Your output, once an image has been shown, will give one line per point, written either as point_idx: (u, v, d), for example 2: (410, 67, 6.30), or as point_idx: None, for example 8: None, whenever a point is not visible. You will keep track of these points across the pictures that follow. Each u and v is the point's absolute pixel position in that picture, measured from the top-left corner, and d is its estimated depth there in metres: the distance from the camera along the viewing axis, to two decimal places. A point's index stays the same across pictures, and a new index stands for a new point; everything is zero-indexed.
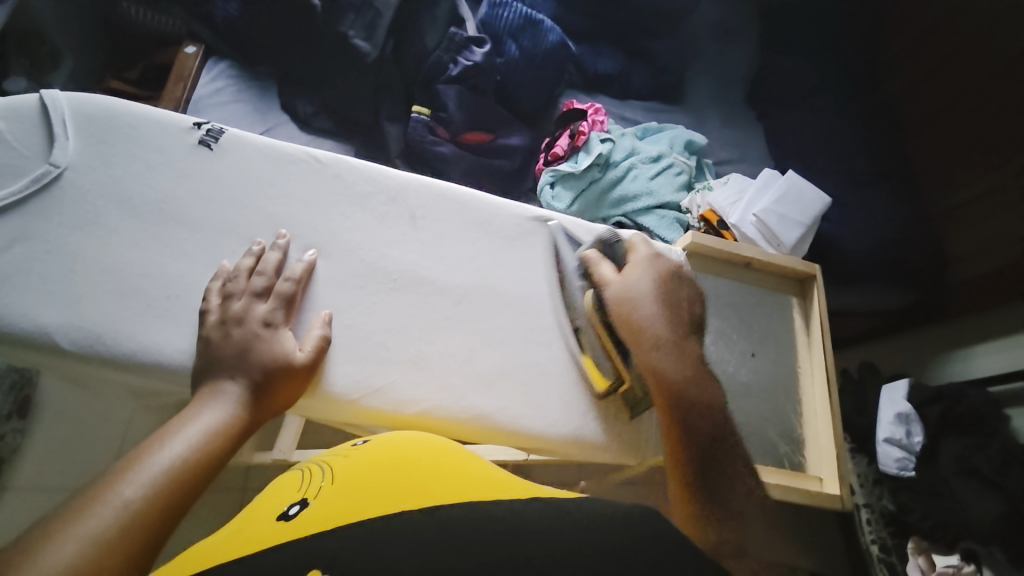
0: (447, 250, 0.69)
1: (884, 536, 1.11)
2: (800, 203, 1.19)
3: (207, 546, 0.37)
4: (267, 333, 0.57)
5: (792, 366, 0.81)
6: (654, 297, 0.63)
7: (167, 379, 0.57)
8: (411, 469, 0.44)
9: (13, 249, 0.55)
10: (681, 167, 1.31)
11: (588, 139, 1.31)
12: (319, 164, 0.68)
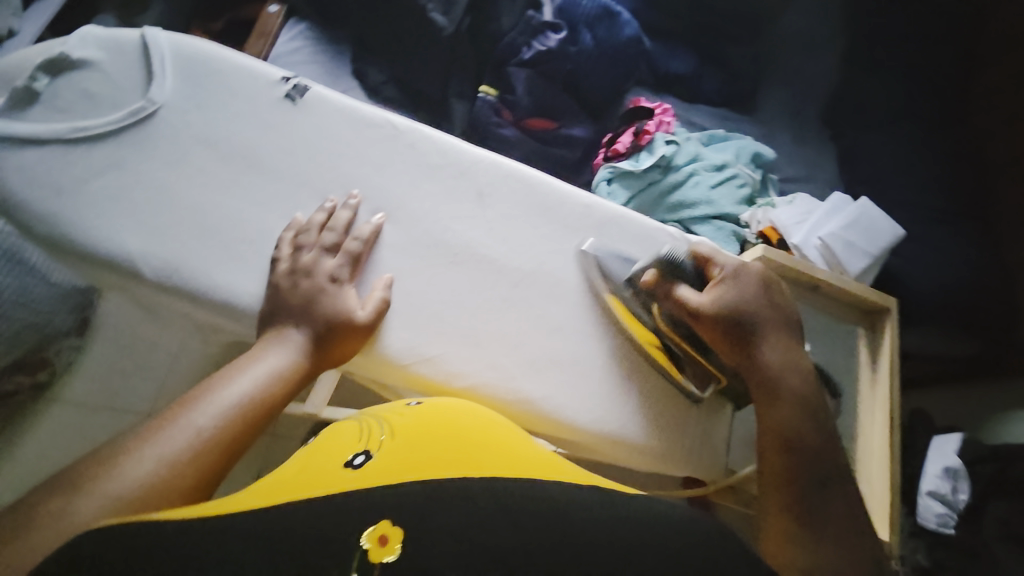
0: (512, 231, 0.68)
1: None
2: (872, 231, 1.13)
3: (273, 484, 0.38)
4: (332, 288, 0.58)
5: (851, 400, 0.77)
6: (754, 314, 0.61)
7: (232, 319, 0.59)
8: (470, 440, 0.43)
9: (106, 176, 0.58)
10: (744, 179, 1.24)
11: (653, 139, 1.26)
12: (395, 130, 0.68)
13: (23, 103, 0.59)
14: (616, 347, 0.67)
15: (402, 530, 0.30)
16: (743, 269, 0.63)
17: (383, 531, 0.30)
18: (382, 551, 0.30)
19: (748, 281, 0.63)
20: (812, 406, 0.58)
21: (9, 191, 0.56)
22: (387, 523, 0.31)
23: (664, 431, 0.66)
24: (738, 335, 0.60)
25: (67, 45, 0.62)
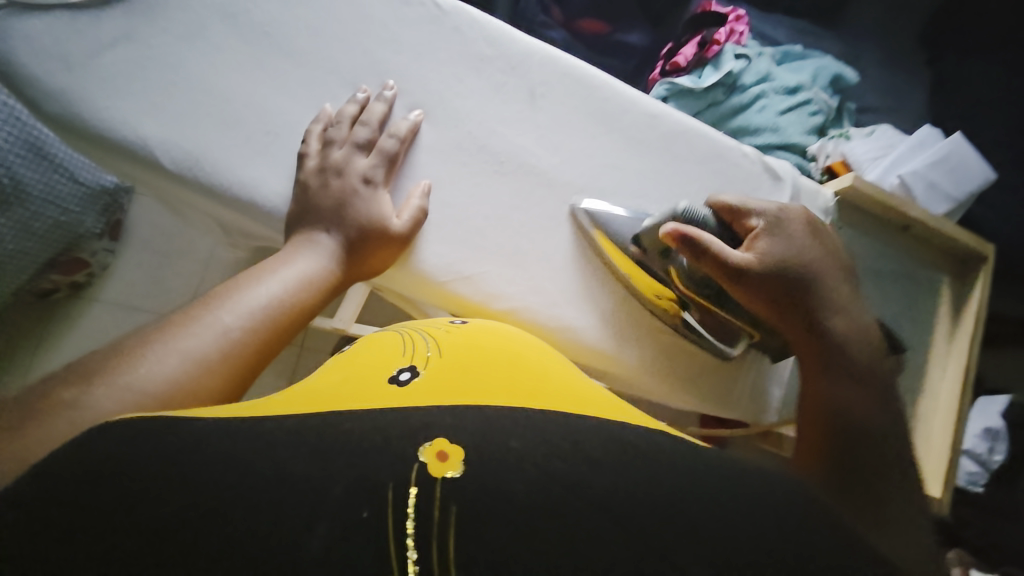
0: (565, 140, 0.60)
1: None
2: (965, 168, 0.97)
3: (315, 393, 0.39)
4: (366, 191, 0.54)
5: (922, 356, 0.71)
6: (801, 266, 0.55)
7: (259, 220, 0.55)
8: (515, 366, 0.44)
9: (116, 49, 0.51)
10: (818, 105, 1.10)
11: (721, 52, 1.10)
12: (438, 11, 0.58)
13: None
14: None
15: (462, 450, 0.31)
16: (778, 216, 0.57)
17: (442, 447, 0.31)
18: (443, 468, 0.30)
19: (790, 225, 0.56)
20: (863, 342, 0.55)
21: (13, 62, 0.50)
22: (443, 441, 0.31)
23: (711, 373, 0.62)
24: (785, 288, 0.54)
25: None
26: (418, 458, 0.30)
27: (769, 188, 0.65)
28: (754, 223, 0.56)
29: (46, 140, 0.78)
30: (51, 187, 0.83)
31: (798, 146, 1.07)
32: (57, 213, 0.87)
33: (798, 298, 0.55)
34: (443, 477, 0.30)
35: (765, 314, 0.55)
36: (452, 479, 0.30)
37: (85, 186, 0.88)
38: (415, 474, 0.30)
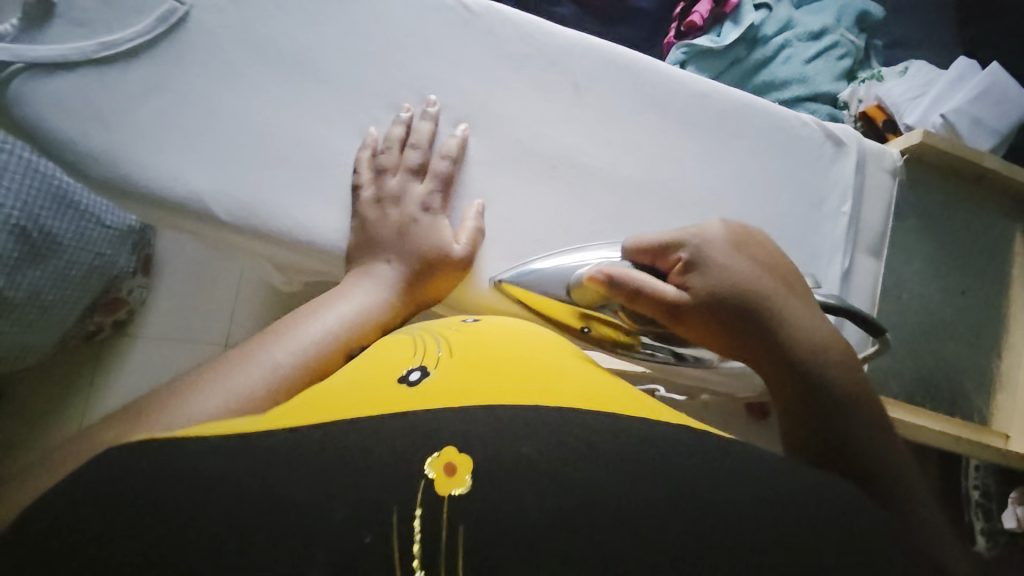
0: (616, 133, 0.57)
1: (988, 482, 1.04)
2: (1003, 105, 0.94)
3: (343, 396, 0.36)
4: (425, 218, 0.53)
5: (1001, 312, 0.67)
6: (735, 285, 0.48)
7: (322, 259, 0.53)
8: (531, 362, 0.41)
9: (150, 100, 0.50)
10: (845, 49, 1.06)
11: (741, 4, 1.07)
12: (470, 14, 0.55)
13: (38, 16, 0.50)
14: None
15: (470, 460, 0.30)
16: (703, 242, 0.50)
17: (449, 458, 0.30)
18: (450, 483, 0.30)
19: (716, 248, 0.50)
20: (836, 353, 0.47)
21: (54, 130, 0.49)
22: (451, 450, 0.31)
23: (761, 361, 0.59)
24: (728, 321, 0.48)
25: None
26: (424, 473, 0.30)
27: (833, 156, 0.61)
28: (678, 256, 0.50)
29: (70, 190, 0.86)
30: (81, 235, 0.89)
31: (826, 95, 1.03)
32: (93, 259, 0.92)
33: (745, 321, 0.48)
34: (450, 494, 0.30)
35: (718, 347, 0.50)
36: (461, 495, 0.30)
37: (112, 229, 0.93)
38: (421, 492, 0.30)
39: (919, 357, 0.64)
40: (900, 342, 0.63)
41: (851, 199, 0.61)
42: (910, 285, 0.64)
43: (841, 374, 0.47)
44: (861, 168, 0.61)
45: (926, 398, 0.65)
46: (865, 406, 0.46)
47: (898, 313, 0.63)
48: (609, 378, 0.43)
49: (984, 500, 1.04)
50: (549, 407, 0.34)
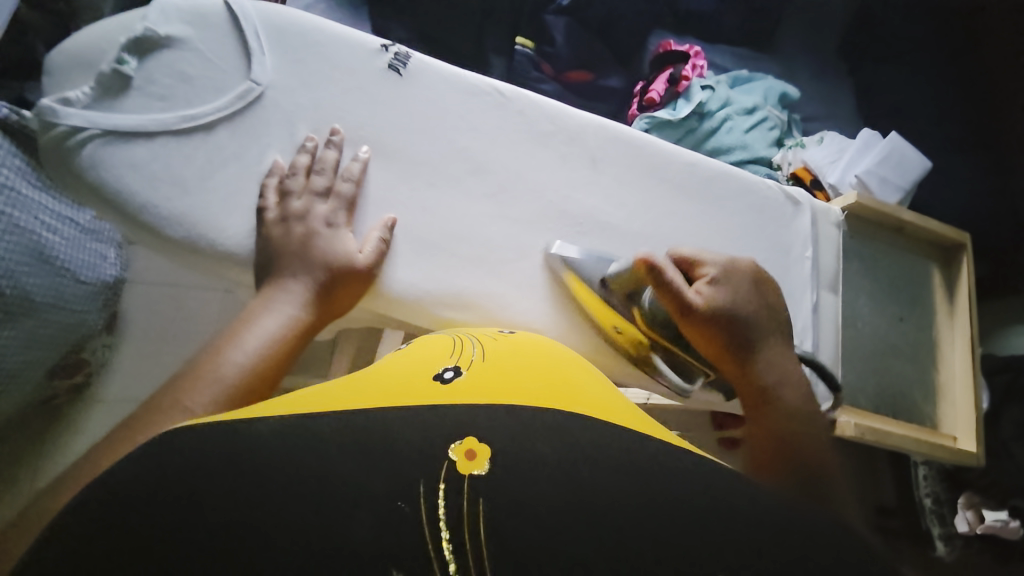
0: (627, 195, 0.68)
1: (937, 490, 1.19)
2: (902, 166, 1.16)
3: (365, 390, 0.38)
4: (328, 233, 0.56)
5: (932, 333, 0.83)
6: (741, 304, 0.61)
7: (387, 306, 0.60)
8: (552, 377, 0.45)
9: (228, 168, 0.55)
10: (774, 121, 1.27)
11: (690, 86, 1.25)
12: (503, 98, 0.65)
13: (115, 90, 0.54)
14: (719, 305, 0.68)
15: (491, 450, 0.31)
16: (729, 265, 0.64)
17: (470, 445, 0.31)
18: (471, 465, 0.30)
19: (736, 276, 0.63)
20: (795, 385, 0.60)
21: (130, 194, 0.52)
22: (473, 439, 0.32)
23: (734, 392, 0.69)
24: (729, 333, 0.60)
25: (144, 19, 0.55)
26: (447, 456, 0.31)
27: (792, 212, 0.75)
28: (706, 271, 0.63)
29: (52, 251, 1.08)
30: (59, 291, 1.15)
31: (764, 158, 1.23)
32: (64, 314, 1.19)
33: (736, 336, 0.60)
34: (471, 474, 0.30)
35: (714, 353, 0.61)
36: (479, 476, 0.30)
37: (87, 283, 1.23)
38: (444, 471, 0.30)
39: (880, 375, 0.78)
40: (861, 362, 0.76)
41: (810, 246, 0.75)
42: (863, 315, 0.78)
43: (796, 404, 0.58)
44: (816, 223, 0.76)
45: (890, 408, 0.77)
46: (807, 426, 0.56)
47: (858, 338, 0.77)
48: (616, 396, 0.46)
49: (937, 506, 1.19)
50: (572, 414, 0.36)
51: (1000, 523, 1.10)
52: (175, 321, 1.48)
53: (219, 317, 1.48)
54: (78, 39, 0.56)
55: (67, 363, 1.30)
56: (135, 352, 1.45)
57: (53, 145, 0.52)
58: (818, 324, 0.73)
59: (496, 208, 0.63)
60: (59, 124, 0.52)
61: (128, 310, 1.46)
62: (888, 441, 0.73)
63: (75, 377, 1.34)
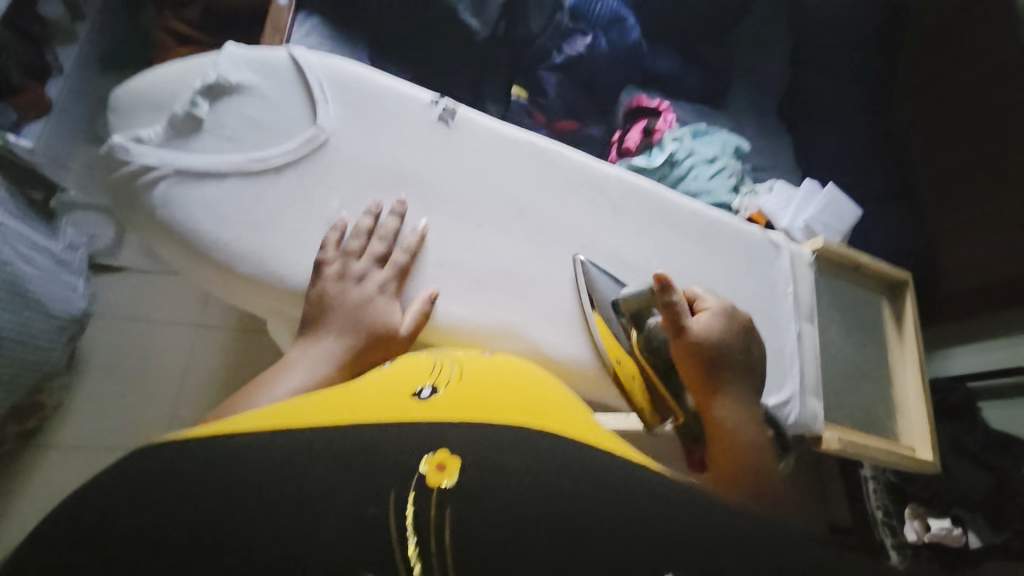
0: (645, 238, 0.77)
1: (886, 502, 1.35)
2: (841, 213, 1.34)
3: (354, 404, 0.42)
4: (380, 299, 0.59)
5: (887, 358, 0.98)
6: (725, 340, 0.59)
7: (448, 339, 0.65)
8: (524, 394, 0.48)
9: (295, 209, 0.59)
10: (732, 170, 1.40)
11: (662, 137, 1.39)
12: (538, 150, 0.73)
13: (186, 132, 0.56)
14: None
15: (460, 460, 0.37)
16: (728, 309, 0.63)
17: (441, 457, 0.37)
18: (440, 477, 0.36)
19: (732, 320, 0.62)
20: (758, 435, 0.54)
21: (204, 232, 0.56)
22: (445, 451, 0.37)
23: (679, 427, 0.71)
24: (711, 362, 0.58)
25: (215, 66, 0.59)
26: (417, 468, 0.36)
27: (776, 254, 0.87)
28: (705, 306, 0.64)
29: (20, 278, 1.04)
30: (24, 326, 1.09)
31: (725, 203, 1.36)
32: (29, 352, 1.11)
33: (714, 364, 0.58)
34: (440, 486, 0.36)
35: (688, 377, 0.58)
36: (449, 488, 0.36)
37: (56, 318, 1.16)
38: (414, 479, 0.36)
39: (849, 395, 0.91)
40: (834, 382, 0.89)
41: (792, 283, 0.87)
42: (834, 341, 0.92)
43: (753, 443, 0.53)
44: (794, 264, 0.88)
45: (857, 423, 0.91)
46: (754, 460, 0.51)
47: (830, 362, 0.89)
48: (584, 411, 0.49)
49: (888, 518, 1.33)
50: (532, 428, 0.41)
51: (944, 531, 1.23)
52: (142, 359, 1.36)
53: (191, 355, 1.38)
54: (146, 81, 0.58)
55: (23, 407, 1.18)
56: (93, 392, 1.32)
57: (125, 182, 0.55)
58: (802, 363, 0.83)
59: (535, 249, 0.70)
60: (130, 162, 0.55)
61: (89, 350, 1.35)
62: (863, 453, 0.85)
63: (27, 423, 1.22)
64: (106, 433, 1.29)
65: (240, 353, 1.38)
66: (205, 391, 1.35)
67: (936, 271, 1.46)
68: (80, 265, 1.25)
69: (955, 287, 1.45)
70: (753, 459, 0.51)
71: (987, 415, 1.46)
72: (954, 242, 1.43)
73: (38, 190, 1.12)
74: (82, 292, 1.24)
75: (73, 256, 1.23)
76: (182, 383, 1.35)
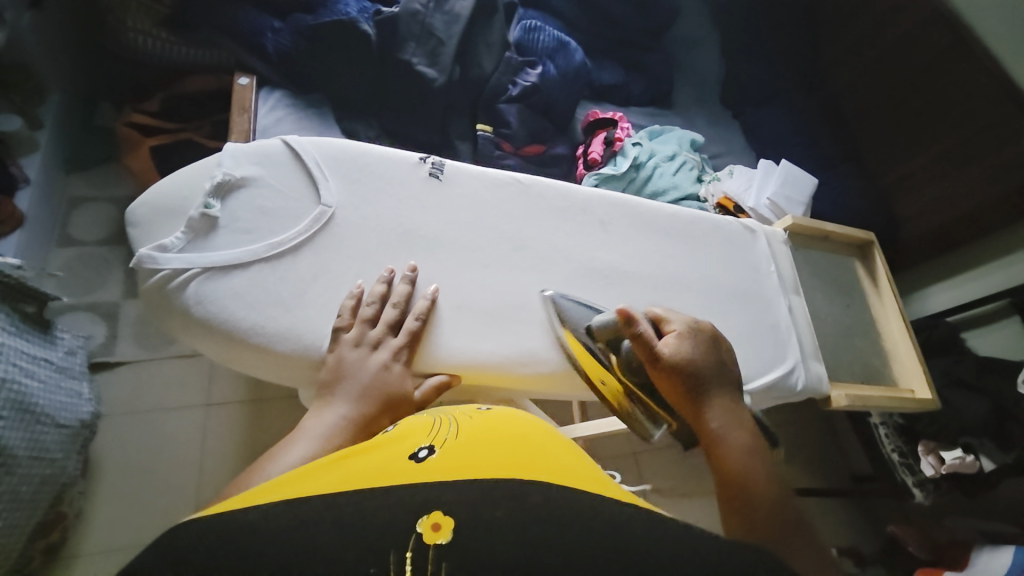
0: (634, 247, 0.83)
1: (900, 445, 1.42)
2: (799, 185, 1.44)
3: (370, 476, 0.43)
4: (394, 366, 0.62)
5: (872, 312, 1.05)
6: (694, 357, 0.62)
7: (481, 375, 0.69)
8: (525, 446, 0.49)
9: (317, 282, 0.63)
10: (692, 163, 1.49)
11: (624, 145, 1.46)
12: (523, 184, 0.79)
13: (204, 231, 0.61)
14: (717, 321, 0.84)
15: (453, 520, 0.37)
16: (693, 324, 0.66)
17: (436, 519, 0.37)
18: (436, 536, 0.36)
19: (699, 338, 0.65)
20: (752, 440, 0.57)
21: (236, 319, 0.60)
22: (439, 512, 0.38)
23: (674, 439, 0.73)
24: (686, 382, 0.61)
25: (220, 166, 0.64)
26: (415, 529, 0.37)
27: (752, 238, 0.94)
28: (672, 327, 0.66)
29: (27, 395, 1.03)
30: (37, 439, 1.05)
31: (692, 194, 1.44)
32: (44, 466, 1.06)
33: (693, 386, 0.60)
34: (435, 543, 0.36)
35: (673, 397, 0.62)
36: (444, 545, 0.36)
37: (65, 428, 1.12)
38: (411, 542, 0.36)
39: (845, 351, 0.98)
40: (829, 343, 0.96)
41: (773, 262, 0.94)
42: (820, 306, 0.99)
43: (753, 456, 0.55)
44: (770, 244, 0.95)
45: (859, 376, 0.97)
46: (755, 471, 0.53)
47: (821, 326, 0.97)
48: (580, 457, 0.52)
49: (904, 458, 1.40)
50: (525, 478, 0.43)
51: (958, 460, 1.26)
52: (156, 452, 1.33)
53: (205, 437, 1.36)
54: (160, 192, 0.64)
55: (45, 520, 1.12)
56: (113, 493, 1.28)
57: (156, 288, 0.59)
58: (796, 344, 0.89)
59: (539, 276, 0.75)
60: (159, 268, 0.59)
61: (100, 450, 1.30)
62: (870, 403, 0.92)
63: (50, 537, 1.15)
64: (137, 532, 1.25)
65: (257, 425, 1.38)
66: (228, 471, 1.33)
67: (896, 221, 1.56)
68: (82, 368, 1.23)
69: (914, 231, 1.53)
70: (756, 474, 0.53)
71: (971, 344, 1.55)
72: (906, 191, 1.52)
73: (30, 304, 1.11)
74: (89, 395, 1.21)
75: (74, 360, 1.21)
76: (202, 466, 1.33)
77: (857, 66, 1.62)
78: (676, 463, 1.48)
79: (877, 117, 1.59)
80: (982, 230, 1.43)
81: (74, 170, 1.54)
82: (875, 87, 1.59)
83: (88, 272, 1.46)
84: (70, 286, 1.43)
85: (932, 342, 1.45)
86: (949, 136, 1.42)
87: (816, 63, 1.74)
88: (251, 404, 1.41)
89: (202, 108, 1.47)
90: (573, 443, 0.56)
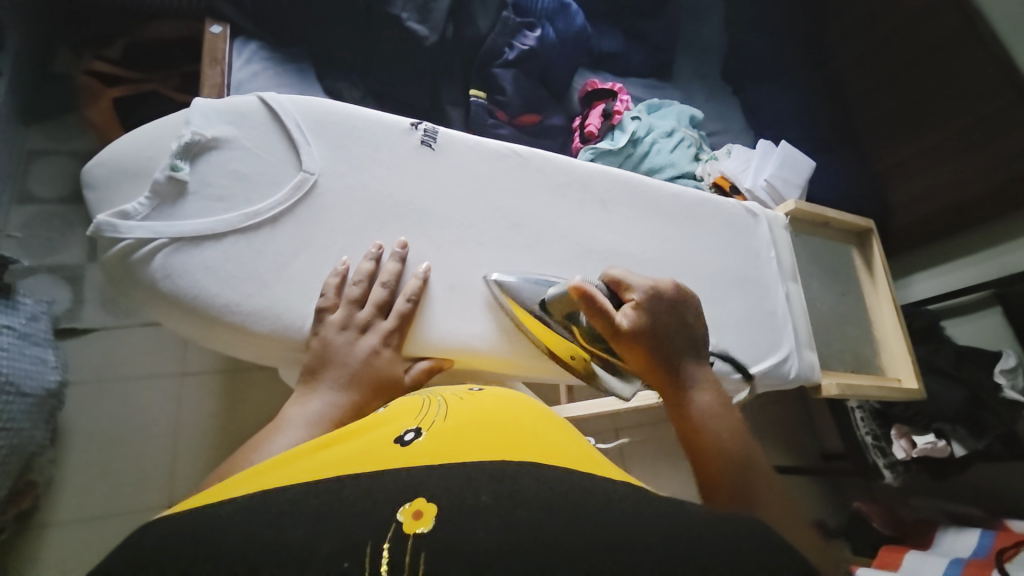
0: (635, 228, 0.80)
1: (873, 428, 1.42)
2: (797, 167, 1.40)
3: (352, 464, 0.40)
4: (384, 352, 0.59)
5: (864, 303, 1.05)
6: (656, 331, 0.58)
7: (474, 359, 0.66)
8: (516, 428, 0.47)
9: (299, 257, 0.59)
10: (691, 139, 1.44)
11: (622, 118, 1.40)
12: (522, 157, 0.74)
13: (172, 197, 0.55)
14: (716, 308, 0.82)
15: (436, 505, 0.35)
16: (655, 292, 0.60)
17: (419, 506, 0.35)
18: (417, 524, 0.34)
19: (661, 305, 0.59)
20: (719, 410, 0.55)
21: (209, 296, 0.55)
22: (421, 499, 0.35)
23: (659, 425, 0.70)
24: (652, 349, 0.57)
25: (188, 124, 0.58)
26: (395, 518, 0.34)
27: (754, 222, 0.92)
28: (633, 296, 0.59)
29: None
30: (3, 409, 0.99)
31: (689, 173, 1.40)
32: (10, 437, 1.00)
33: (659, 358, 0.57)
34: (416, 532, 0.33)
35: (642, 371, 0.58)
36: (424, 534, 0.33)
37: (30, 396, 1.06)
38: (390, 532, 0.33)
39: (838, 339, 0.98)
40: (822, 332, 0.96)
41: (773, 248, 0.92)
42: (817, 294, 0.98)
43: (719, 422, 0.54)
44: (771, 229, 0.93)
45: (849, 365, 0.98)
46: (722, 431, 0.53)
47: (815, 315, 0.96)
48: (576, 439, 0.50)
49: (877, 441, 1.42)
50: (514, 461, 0.40)
51: (929, 445, 1.30)
52: (126, 423, 1.28)
53: (180, 408, 1.32)
54: (120, 151, 0.58)
55: (14, 489, 1.07)
56: (85, 464, 1.23)
57: (119, 259, 0.54)
58: (792, 331, 0.88)
59: (537, 256, 0.72)
60: (121, 238, 0.53)
61: (70, 419, 1.25)
62: (860, 392, 0.93)
63: (21, 505, 1.10)
64: (108, 503, 1.22)
65: (235, 397, 1.35)
66: (203, 446, 1.30)
67: (889, 208, 1.55)
68: (47, 336, 1.17)
69: (908, 219, 1.52)
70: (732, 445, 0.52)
71: (950, 333, 1.59)
72: (902, 177, 1.51)
73: None
74: (54, 363, 1.15)
75: (38, 327, 1.15)
76: (177, 437, 1.29)
77: (862, 45, 1.58)
78: (654, 442, 1.50)
79: (880, 101, 1.55)
80: (973, 220, 1.43)
81: (32, 121, 1.42)
82: (879, 68, 1.54)
83: (49, 233, 1.36)
84: (29, 247, 1.34)
85: (914, 330, 1.47)
86: (952, 122, 1.40)
87: (821, 41, 1.69)
88: (228, 375, 1.36)
89: (169, 57, 1.35)
90: (567, 422, 0.54)
